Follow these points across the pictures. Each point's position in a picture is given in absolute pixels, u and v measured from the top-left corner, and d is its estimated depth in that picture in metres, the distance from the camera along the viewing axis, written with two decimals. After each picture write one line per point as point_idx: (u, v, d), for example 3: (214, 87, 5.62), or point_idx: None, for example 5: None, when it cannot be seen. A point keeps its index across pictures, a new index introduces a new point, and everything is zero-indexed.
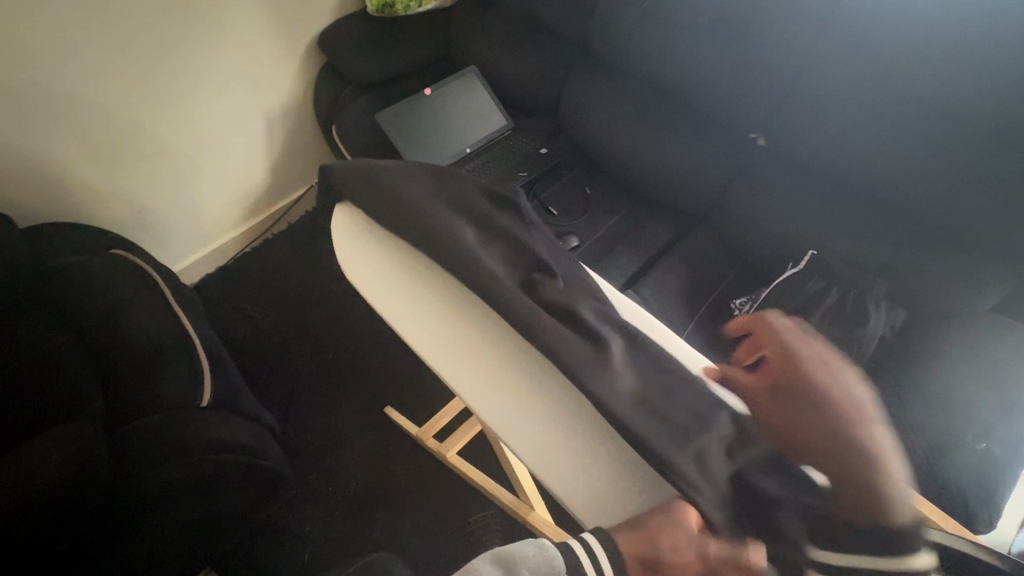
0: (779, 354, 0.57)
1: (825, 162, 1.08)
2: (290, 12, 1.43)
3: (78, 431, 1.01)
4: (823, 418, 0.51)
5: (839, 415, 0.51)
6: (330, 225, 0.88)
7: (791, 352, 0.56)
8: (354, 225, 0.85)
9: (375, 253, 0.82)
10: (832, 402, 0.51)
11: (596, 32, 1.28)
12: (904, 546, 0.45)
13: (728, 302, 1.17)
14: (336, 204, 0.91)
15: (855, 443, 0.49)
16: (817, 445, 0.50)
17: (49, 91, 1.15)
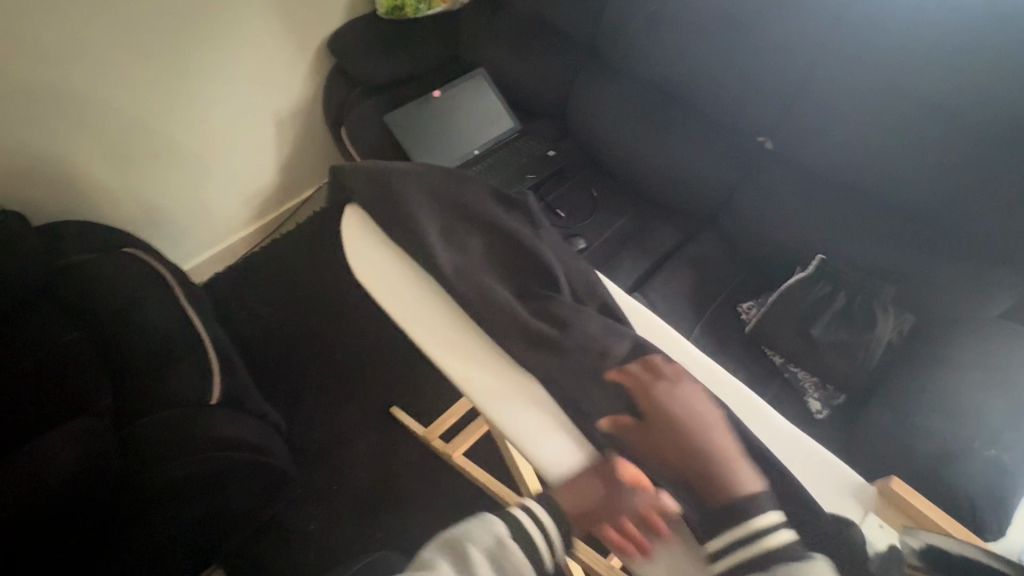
0: (640, 392, 0.69)
1: (835, 166, 1.07)
2: (302, 14, 1.44)
3: (87, 427, 1.02)
4: (681, 432, 0.64)
5: (690, 424, 0.64)
6: (340, 227, 0.86)
7: (647, 389, 0.68)
8: (366, 224, 0.85)
9: (386, 257, 0.82)
10: (688, 424, 0.64)
11: (606, 33, 1.28)
12: (758, 523, 0.57)
13: (736, 305, 1.17)
14: (345, 204, 0.90)
15: (704, 446, 0.63)
16: (680, 459, 0.63)
17: (63, 91, 1.16)
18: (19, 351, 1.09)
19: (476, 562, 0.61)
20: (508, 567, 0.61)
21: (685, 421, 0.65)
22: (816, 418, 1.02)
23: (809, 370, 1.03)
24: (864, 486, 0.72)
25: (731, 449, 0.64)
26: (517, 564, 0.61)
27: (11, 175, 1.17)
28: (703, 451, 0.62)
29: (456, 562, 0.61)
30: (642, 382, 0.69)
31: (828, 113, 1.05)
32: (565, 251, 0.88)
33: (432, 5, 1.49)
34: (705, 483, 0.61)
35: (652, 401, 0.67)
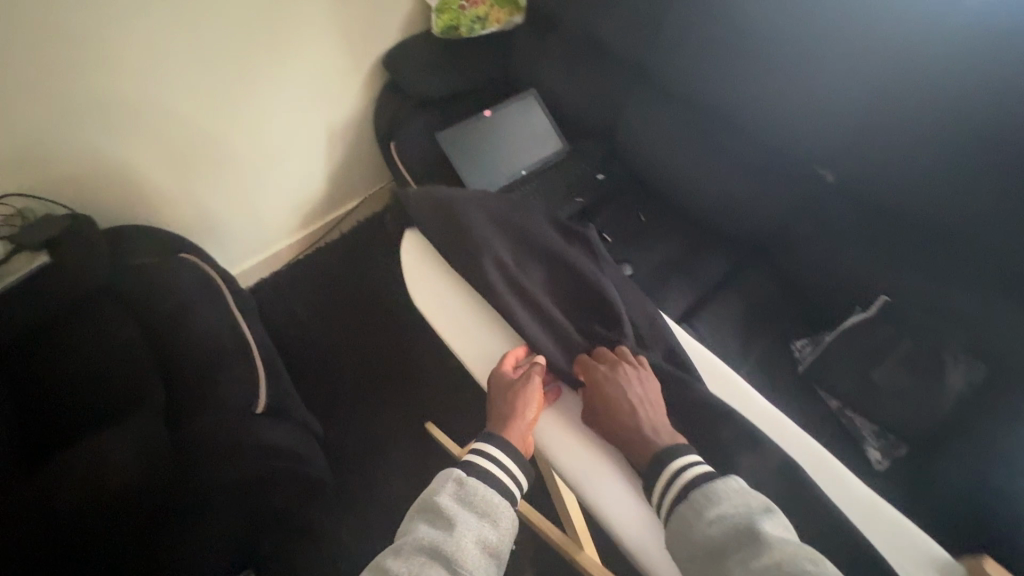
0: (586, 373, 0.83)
1: (904, 202, 1.02)
2: (359, 31, 1.47)
3: (143, 424, 1.09)
4: (610, 412, 0.79)
5: (620, 406, 0.78)
6: (401, 248, 0.98)
7: (592, 376, 0.82)
8: (427, 251, 0.96)
9: (445, 283, 0.93)
10: (623, 398, 0.79)
11: (662, 58, 1.26)
12: (677, 465, 0.71)
13: (789, 343, 1.12)
14: (406, 229, 1.01)
15: (627, 422, 0.77)
16: (617, 426, 0.78)
17: (136, 101, 1.21)
18: (75, 350, 1.13)
19: (448, 506, 0.67)
20: (476, 498, 0.69)
21: (620, 395, 0.79)
22: (875, 469, 0.96)
23: (869, 417, 0.97)
24: (949, 564, 0.73)
25: (658, 415, 0.78)
26: (481, 491, 0.69)
27: (82, 179, 1.23)
28: (626, 428, 0.77)
29: (432, 518, 0.67)
30: (588, 365, 0.83)
31: (897, 148, 1.00)
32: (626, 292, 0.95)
33: (485, 25, 1.51)
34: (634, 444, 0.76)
35: (594, 385, 0.81)
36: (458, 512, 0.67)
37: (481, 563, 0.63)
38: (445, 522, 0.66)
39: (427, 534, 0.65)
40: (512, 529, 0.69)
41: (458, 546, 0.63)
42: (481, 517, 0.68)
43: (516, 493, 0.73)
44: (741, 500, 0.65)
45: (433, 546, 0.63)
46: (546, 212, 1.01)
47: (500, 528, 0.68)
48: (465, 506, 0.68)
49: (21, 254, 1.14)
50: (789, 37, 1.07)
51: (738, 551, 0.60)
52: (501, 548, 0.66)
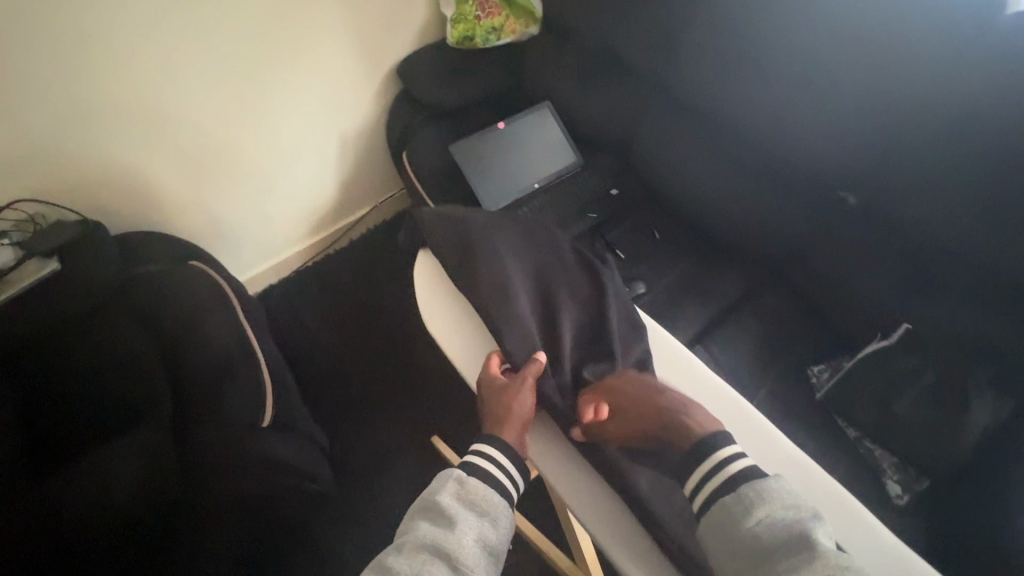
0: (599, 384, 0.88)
1: (929, 230, 0.99)
2: (374, 40, 1.46)
3: (149, 437, 1.07)
4: (642, 406, 0.82)
5: (648, 400, 0.83)
6: (415, 270, 1.02)
7: (609, 381, 0.87)
8: (440, 275, 1.01)
9: (457, 306, 0.97)
10: (644, 391, 0.84)
11: (681, 73, 1.24)
12: (723, 455, 0.70)
13: (806, 368, 1.10)
14: (421, 251, 1.05)
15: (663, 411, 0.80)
16: (647, 418, 0.81)
17: (150, 108, 1.20)
18: (78, 357, 1.12)
19: (448, 505, 0.70)
20: (476, 498, 0.72)
21: (640, 388, 0.85)
22: (895, 503, 0.94)
23: (886, 447, 0.96)
24: None
25: (682, 396, 0.83)
26: (481, 492, 0.73)
27: (95, 185, 1.23)
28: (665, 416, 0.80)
29: (433, 517, 0.70)
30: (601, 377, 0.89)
31: (923, 174, 0.97)
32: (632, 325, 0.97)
33: (500, 36, 1.50)
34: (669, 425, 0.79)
35: (615, 387, 0.86)
36: (459, 512, 0.70)
37: (481, 562, 0.66)
38: (446, 520, 0.69)
39: (429, 532, 0.67)
40: (509, 529, 0.72)
41: (459, 546, 0.66)
42: (481, 517, 0.71)
43: (513, 493, 0.76)
44: (791, 499, 0.65)
45: (435, 544, 0.66)
46: (563, 241, 1.06)
47: (499, 528, 0.71)
48: (466, 506, 0.71)
49: (32, 260, 1.12)
50: (815, 56, 1.04)
51: (787, 553, 0.61)
52: (500, 547, 0.69)
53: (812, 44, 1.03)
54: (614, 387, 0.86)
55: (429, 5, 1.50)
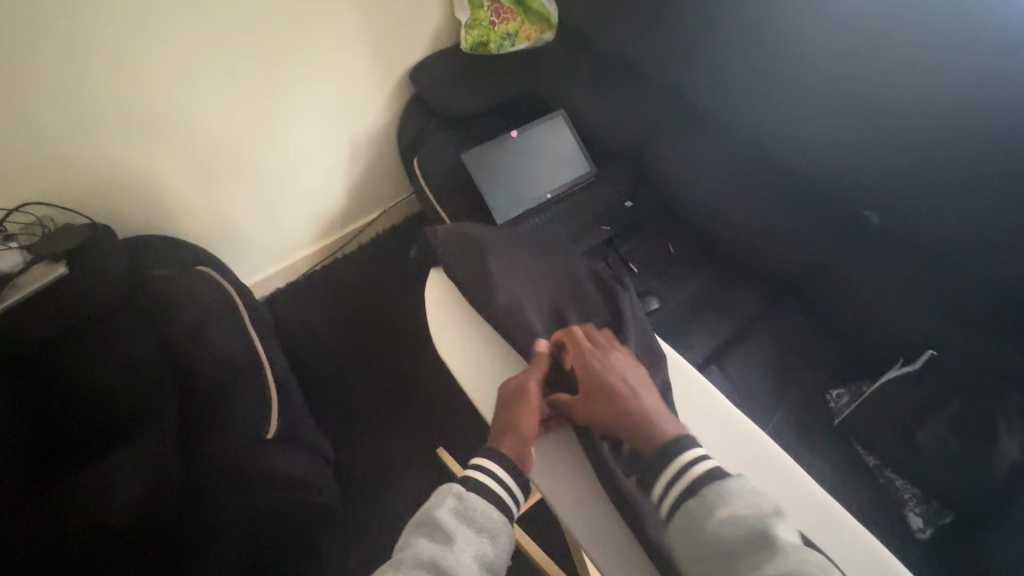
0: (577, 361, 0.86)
1: (956, 253, 0.95)
2: (386, 45, 1.44)
3: (152, 450, 1.05)
4: (609, 402, 0.80)
5: (617, 395, 0.80)
6: (427, 290, 1.01)
7: (588, 365, 0.84)
8: (452, 295, 1.00)
9: (469, 326, 0.96)
10: (620, 383, 0.82)
11: (700, 84, 1.21)
12: (683, 459, 0.70)
13: (823, 392, 1.08)
14: (433, 270, 1.04)
15: (627, 410, 0.78)
16: (612, 413, 0.79)
17: (160, 112, 1.19)
18: (83, 365, 1.10)
19: (447, 521, 0.68)
20: (476, 514, 0.70)
21: (619, 380, 0.82)
22: (917, 537, 0.92)
23: (909, 478, 0.94)
24: None
25: (654, 399, 0.80)
26: (480, 508, 0.71)
27: (103, 189, 1.21)
28: (627, 417, 0.78)
29: (431, 534, 0.68)
30: (581, 352, 0.87)
31: (952, 195, 0.92)
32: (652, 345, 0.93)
33: (515, 42, 1.47)
34: (637, 430, 0.76)
35: (591, 373, 0.83)
36: (457, 528, 0.68)
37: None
38: (445, 537, 0.67)
39: (426, 549, 0.66)
40: (508, 545, 0.71)
41: (457, 564, 0.64)
42: (480, 534, 0.69)
43: (513, 509, 0.74)
44: (753, 499, 0.65)
45: (432, 563, 0.64)
46: (578, 260, 1.04)
47: (498, 544, 0.69)
48: (465, 522, 0.69)
49: (41, 264, 1.10)
50: (840, 71, 1.00)
51: (748, 553, 0.62)
52: (499, 565, 0.68)
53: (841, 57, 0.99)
54: (589, 374, 0.83)
55: (444, 10, 1.48)
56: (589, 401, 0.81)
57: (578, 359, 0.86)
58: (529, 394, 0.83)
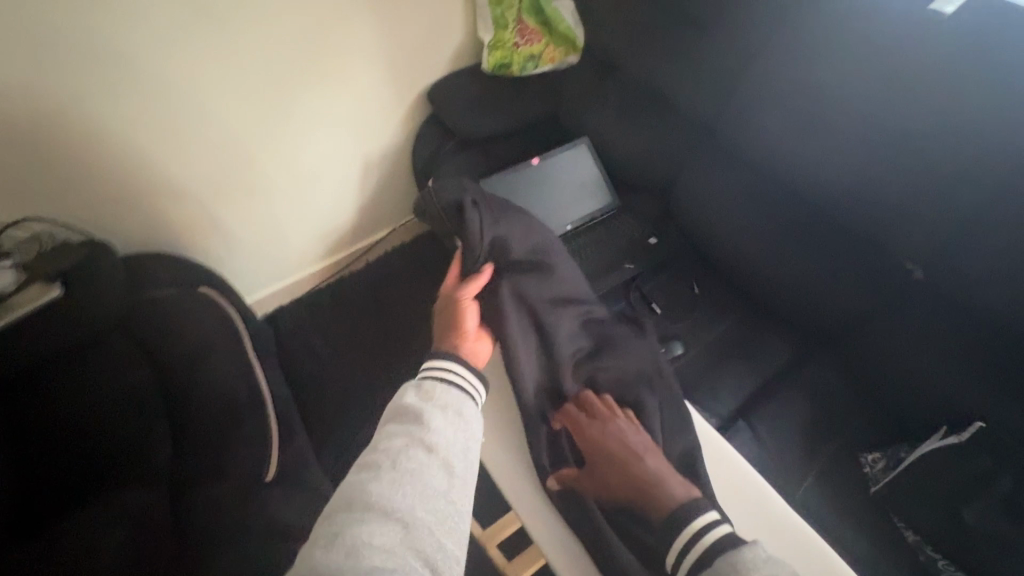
0: (578, 437, 0.82)
1: (1006, 318, 0.88)
2: (405, 62, 1.38)
3: (144, 497, 1.00)
4: (616, 472, 0.76)
5: (623, 464, 0.76)
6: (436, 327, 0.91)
7: (588, 435, 0.81)
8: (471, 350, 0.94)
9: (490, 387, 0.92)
10: (622, 449, 0.78)
11: (733, 122, 1.17)
12: (696, 526, 0.65)
13: (856, 454, 1.04)
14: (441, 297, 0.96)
15: (634, 480, 0.74)
16: (621, 484, 0.75)
17: (172, 126, 1.12)
18: (70, 402, 1.02)
19: (412, 404, 0.69)
20: (437, 395, 0.70)
21: (617, 445, 0.78)
22: None
23: (953, 559, 0.89)
24: None
25: (660, 461, 0.76)
26: (441, 390, 0.71)
27: (105, 204, 1.14)
28: (637, 487, 0.74)
29: (401, 418, 0.68)
30: (578, 424, 0.83)
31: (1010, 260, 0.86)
32: (683, 415, 0.88)
33: (538, 65, 1.42)
34: (644, 497, 0.73)
35: (593, 444, 0.80)
36: (422, 407, 0.68)
37: (455, 442, 0.67)
38: (413, 416, 0.67)
39: (398, 430, 0.67)
40: (475, 415, 0.71)
41: (430, 434, 0.66)
42: (446, 410, 0.69)
43: (477, 394, 0.74)
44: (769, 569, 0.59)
45: (407, 437, 0.66)
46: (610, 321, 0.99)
47: (465, 417, 0.70)
48: (429, 401, 0.69)
49: (36, 284, 1.01)
50: (890, 114, 0.93)
51: None
52: (472, 431, 0.69)
53: (889, 101, 0.93)
54: (592, 444, 0.80)
55: (466, 29, 1.43)
56: (596, 473, 0.78)
57: (576, 430, 0.83)
58: (467, 291, 0.92)
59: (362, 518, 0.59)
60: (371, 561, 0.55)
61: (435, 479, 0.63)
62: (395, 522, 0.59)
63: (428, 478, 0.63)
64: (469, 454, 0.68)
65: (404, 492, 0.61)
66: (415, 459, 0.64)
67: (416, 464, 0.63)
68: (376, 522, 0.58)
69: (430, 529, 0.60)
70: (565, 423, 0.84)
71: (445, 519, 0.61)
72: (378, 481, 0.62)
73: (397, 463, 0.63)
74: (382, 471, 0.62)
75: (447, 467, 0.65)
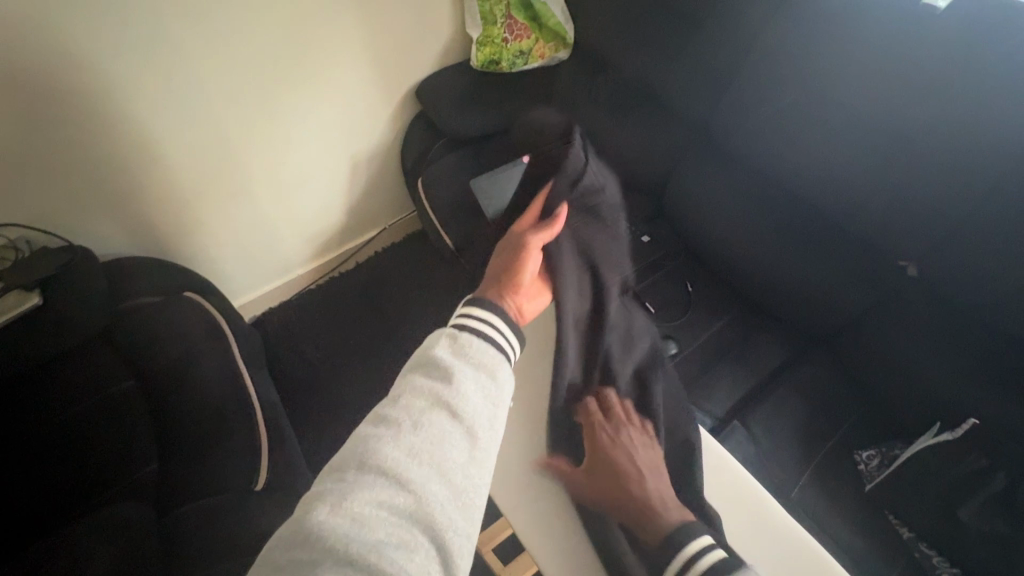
0: (587, 439, 0.79)
1: (998, 315, 0.88)
2: (393, 60, 1.35)
3: (128, 507, 0.96)
4: (616, 485, 0.73)
5: (624, 478, 0.72)
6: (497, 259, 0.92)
7: (597, 440, 0.77)
8: None
9: None
10: (628, 464, 0.74)
11: (725, 119, 1.16)
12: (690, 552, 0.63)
13: (850, 452, 1.04)
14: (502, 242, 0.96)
15: (630, 498, 0.70)
16: (616, 498, 0.72)
17: (152, 126, 1.09)
18: (57, 414, 1.01)
19: (443, 358, 0.63)
20: (472, 352, 0.65)
21: (623, 459, 0.74)
22: None
23: (947, 556, 0.90)
24: None
25: (664, 486, 0.72)
26: (477, 347, 0.65)
27: (82, 209, 1.10)
28: (630, 505, 0.70)
29: (429, 370, 0.63)
30: (591, 427, 0.79)
31: (1001, 257, 0.85)
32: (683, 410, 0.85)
33: (528, 61, 1.41)
34: (635, 513, 0.69)
35: (599, 451, 0.77)
36: (454, 364, 0.63)
37: (481, 409, 0.61)
38: (443, 374, 0.62)
39: (426, 385, 0.61)
40: (508, 381, 0.65)
41: (458, 397, 0.60)
42: (478, 369, 0.64)
43: (511, 352, 0.68)
44: None
45: (431, 397, 0.60)
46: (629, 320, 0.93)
47: (496, 381, 0.64)
48: (462, 358, 0.64)
49: (13, 291, 0.98)
50: (883, 111, 0.93)
51: None
52: (503, 397, 0.64)
53: (883, 99, 0.92)
54: (599, 450, 0.77)
55: (454, 25, 1.40)
56: (596, 480, 0.75)
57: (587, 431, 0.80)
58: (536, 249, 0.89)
59: (370, 483, 0.54)
60: (377, 534, 0.50)
61: (457, 448, 0.58)
62: (406, 492, 0.54)
63: (449, 447, 0.58)
64: (495, 422, 0.63)
65: (420, 461, 0.56)
66: (437, 424, 0.58)
67: (439, 430, 0.58)
68: (386, 489, 0.53)
69: (445, 505, 0.54)
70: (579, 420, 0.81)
71: (463, 495, 0.56)
72: (394, 445, 0.56)
73: (417, 425, 0.58)
74: (400, 432, 0.57)
75: (469, 437, 0.59)
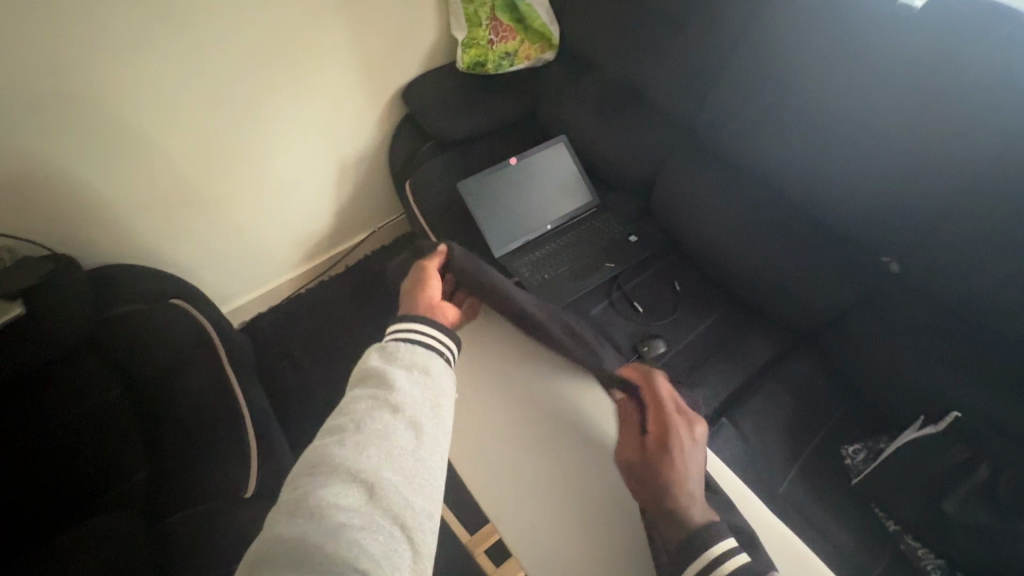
0: (657, 419, 0.74)
1: (980, 308, 0.89)
2: (378, 62, 1.35)
3: (116, 517, 0.94)
4: (668, 478, 0.68)
5: (677, 475, 0.69)
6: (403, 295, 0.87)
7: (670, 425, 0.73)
8: None
9: None
10: (686, 464, 0.70)
11: (709, 119, 1.17)
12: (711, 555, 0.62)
13: (838, 446, 1.06)
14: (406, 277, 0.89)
15: (676, 497, 0.67)
16: (657, 490, 0.68)
17: (131, 129, 1.06)
18: (41, 422, 0.98)
19: (376, 365, 0.65)
20: (402, 355, 0.66)
21: (685, 458, 0.71)
22: None
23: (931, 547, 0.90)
24: None
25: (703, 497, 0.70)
26: (406, 350, 0.67)
27: (62, 214, 1.08)
28: (671, 504, 0.67)
29: (367, 382, 0.64)
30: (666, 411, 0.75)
31: (981, 250, 0.86)
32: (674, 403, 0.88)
33: (513, 62, 1.41)
34: (668, 514, 0.67)
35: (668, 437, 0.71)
36: (386, 368, 0.64)
37: (423, 401, 0.63)
38: (379, 381, 0.63)
39: (365, 393, 0.62)
40: (442, 377, 0.67)
41: (395, 393, 0.62)
42: (411, 369, 0.65)
43: (445, 351, 0.70)
44: None
45: (377, 402, 0.61)
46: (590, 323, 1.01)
47: (429, 378, 0.65)
48: (393, 362, 0.65)
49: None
50: (864, 108, 0.93)
51: None
52: (441, 390, 0.65)
53: (866, 96, 0.92)
54: (667, 439, 0.71)
55: (439, 28, 1.40)
56: (650, 464, 0.71)
57: (659, 411, 0.75)
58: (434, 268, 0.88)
59: (330, 481, 0.54)
60: (337, 518, 0.51)
61: (402, 436, 0.59)
62: (358, 484, 0.55)
63: (394, 436, 0.59)
64: (440, 412, 0.64)
65: (369, 452, 0.57)
66: (381, 420, 0.59)
67: (382, 424, 0.59)
68: (341, 485, 0.54)
69: (402, 489, 0.56)
70: (647, 398, 0.78)
71: (417, 478, 0.57)
72: (343, 445, 0.57)
73: (361, 424, 0.59)
74: (347, 436, 0.58)
75: (415, 425, 0.61)
